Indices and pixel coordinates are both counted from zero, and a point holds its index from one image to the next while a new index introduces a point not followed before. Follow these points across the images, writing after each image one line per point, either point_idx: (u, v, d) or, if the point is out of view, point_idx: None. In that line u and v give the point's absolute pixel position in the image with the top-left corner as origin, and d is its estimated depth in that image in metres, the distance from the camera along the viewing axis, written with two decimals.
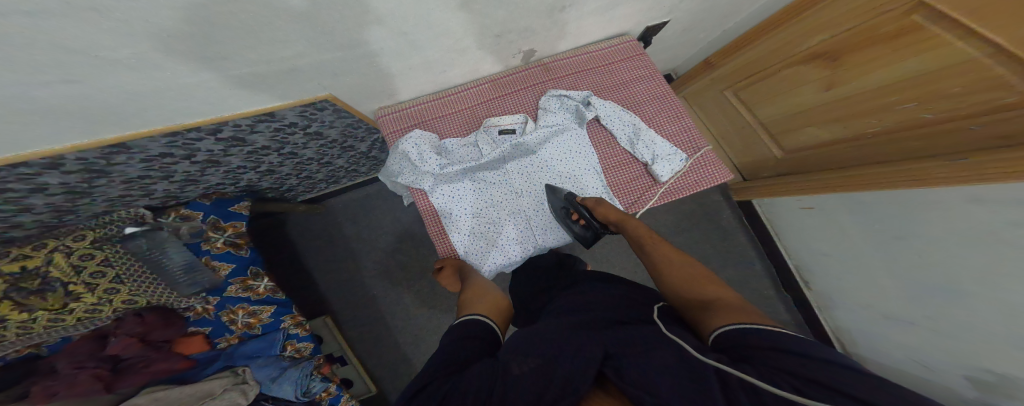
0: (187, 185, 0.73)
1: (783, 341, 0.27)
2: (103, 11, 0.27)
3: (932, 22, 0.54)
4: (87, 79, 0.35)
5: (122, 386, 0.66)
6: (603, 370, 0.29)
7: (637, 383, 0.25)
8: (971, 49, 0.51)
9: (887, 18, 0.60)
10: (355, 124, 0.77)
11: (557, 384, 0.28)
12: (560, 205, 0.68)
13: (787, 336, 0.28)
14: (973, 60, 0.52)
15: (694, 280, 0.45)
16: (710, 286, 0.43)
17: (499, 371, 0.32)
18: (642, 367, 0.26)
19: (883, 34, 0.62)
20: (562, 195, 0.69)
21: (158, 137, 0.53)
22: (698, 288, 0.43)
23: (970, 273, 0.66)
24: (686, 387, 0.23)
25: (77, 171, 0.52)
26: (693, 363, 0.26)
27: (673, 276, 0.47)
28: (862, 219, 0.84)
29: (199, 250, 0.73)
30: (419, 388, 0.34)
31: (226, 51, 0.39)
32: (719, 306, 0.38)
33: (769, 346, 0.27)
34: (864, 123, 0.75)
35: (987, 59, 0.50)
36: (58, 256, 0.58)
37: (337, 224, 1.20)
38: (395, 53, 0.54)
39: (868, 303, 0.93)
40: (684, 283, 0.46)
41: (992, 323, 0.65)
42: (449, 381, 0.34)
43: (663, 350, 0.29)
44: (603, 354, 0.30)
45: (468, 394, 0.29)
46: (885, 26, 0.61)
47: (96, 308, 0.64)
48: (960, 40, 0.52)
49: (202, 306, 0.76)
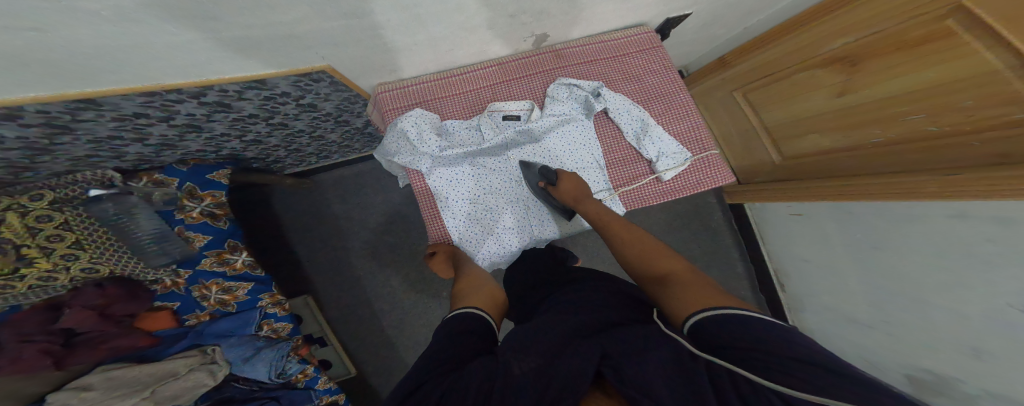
0: (162, 150, 0.68)
1: (760, 335, 0.26)
2: None
3: (961, 27, 0.54)
4: (61, 30, 0.31)
5: (73, 362, 0.60)
6: (601, 369, 0.28)
7: (635, 384, 0.24)
8: (994, 60, 0.52)
9: (916, 22, 0.61)
10: (352, 99, 0.74)
11: (554, 385, 0.27)
12: (536, 180, 0.69)
13: (757, 326, 0.28)
14: (997, 72, 0.52)
15: (651, 253, 0.50)
16: (665, 258, 0.47)
17: (497, 371, 0.31)
18: (638, 369, 0.25)
19: (909, 39, 0.63)
20: (536, 170, 0.69)
21: (134, 96, 0.48)
22: (654, 260, 0.48)
23: (934, 288, 0.72)
24: (684, 392, 0.23)
25: (39, 125, 0.46)
26: (685, 362, 0.26)
27: (636, 256, 0.51)
28: (848, 228, 0.89)
29: (172, 218, 0.69)
30: (414, 387, 0.33)
31: (223, 11, 0.37)
32: (676, 280, 0.41)
33: (747, 346, 0.26)
34: (869, 133, 0.78)
35: (1008, 71, 0.51)
36: (10, 215, 0.52)
37: (324, 201, 1.15)
38: (402, 25, 0.51)
39: (836, 311, 0.99)
40: (642, 256, 0.50)
41: (949, 335, 0.71)
42: (448, 378, 0.33)
43: (658, 350, 0.28)
44: (600, 354, 0.29)
45: (466, 393, 0.29)
46: (913, 31, 0.62)
47: (52, 276, 0.57)
48: (986, 47, 0.52)
49: (171, 280, 0.70)
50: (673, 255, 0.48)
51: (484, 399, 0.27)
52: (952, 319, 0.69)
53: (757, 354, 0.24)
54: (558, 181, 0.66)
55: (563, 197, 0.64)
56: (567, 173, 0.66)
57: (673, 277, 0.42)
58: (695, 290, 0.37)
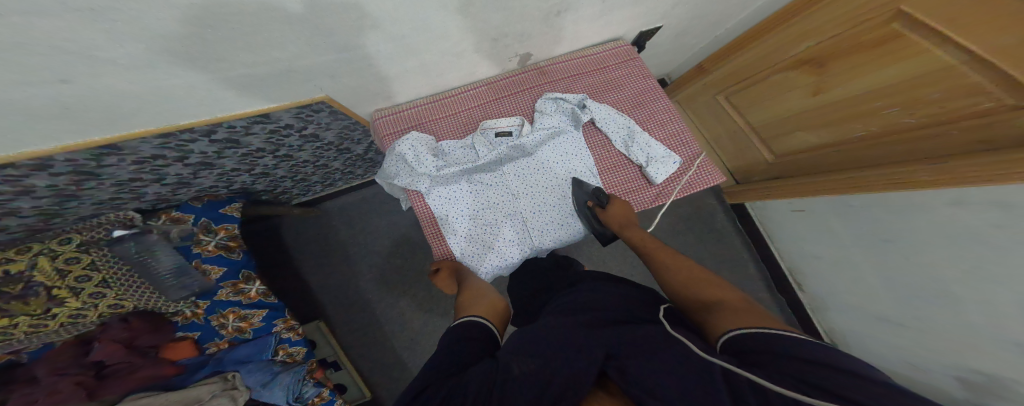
0: (178, 188, 0.73)
1: (789, 343, 0.27)
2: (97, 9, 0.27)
3: (910, 31, 0.57)
4: (79, 79, 0.35)
5: (107, 392, 0.62)
6: (605, 369, 0.28)
7: (642, 384, 0.24)
8: (945, 57, 0.54)
9: (869, 25, 0.63)
10: (351, 127, 0.77)
11: (555, 385, 0.27)
12: (584, 200, 0.70)
13: (789, 336, 0.28)
14: (952, 67, 0.54)
15: (695, 281, 0.49)
16: (711, 286, 0.46)
17: (497, 372, 0.31)
18: (645, 369, 0.26)
19: (865, 41, 0.65)
20: (588, 189, 0.70)
21: (151, 139, 0.52)
22: (697, 287, 0.47)
23: (952, 273, 0.69)
24: (693, 389, 0.23)
25: (67, 173, 0.51)
26: (701, 362, 0.26)
27: (679, 281, 0.51)
28: (851, 222, 0.86)
29: (190, 253, 0.72)
30: (417, 391, 0.33)
31: (224, 52, 0.40)
32: (712, 304, 0.41)
33: (778, 351, 0.26)
34: (851, 128, 0.77)
35: (964, 66, 0.53)
36: (41, 259, 0.57)
37: (332, 227, 1.19)
38: (391, 56, 0.54)
39: (858, 304, 0.95)
40: (686, 282, 0.49)
41: (979, 322, 0.67)
42: (449, 382, 0.33)
43: (664, 352, 0.28)
44: (604, 354, 0.30)
45: (466, 395, 0.29)
46: (868, 33, 0.64)
47: (81, 313, 0.61)
48: (940, 49, 0.54)
49: (191, 310, 0.74)
50: (722, 285, 0.46)
51: (484, 400, 0.28)
52: (980, 305, 0.66)
53: (791, 362, 0.25)
54: (609, 205, 0.69)
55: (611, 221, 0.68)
56: (618, 199, 0.69)
57: (711, 301, 0.42)
58: (731, 310, 0.37)
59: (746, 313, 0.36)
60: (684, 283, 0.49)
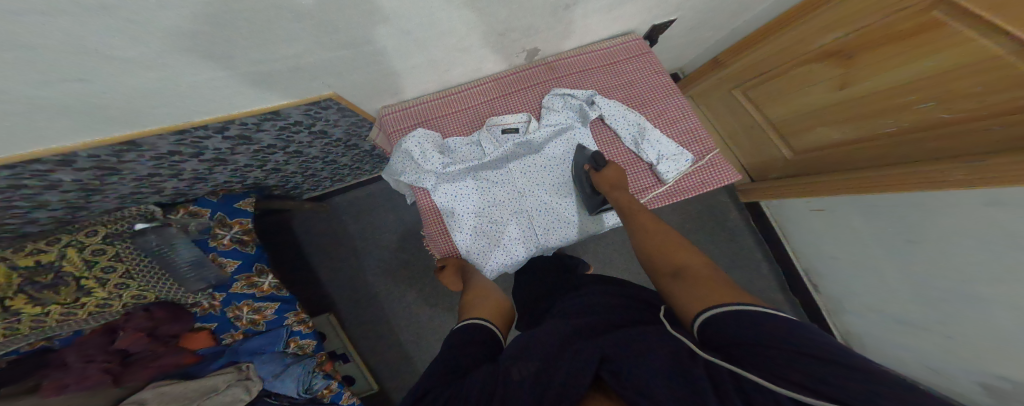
0: (195, 184, 0.75)
1: (765, 328, 0.25)
2: (110, 9, 0.27)
3: (951, 18, 0.53)
4: (97, 77, 0.36)
5: (129, 379, 0.65)
6: (599, 372, 0.27)
7: (634, 385, 0.23)
8: (990, 45, 0.51)
9: (906, 14, 0.59)
10: (359, 123, 0.78)
11: (554, 387, 0.27)
12: (583, 164, 0.69)
13: (764, 318, 0.26)
14: (998, 58, 0.50)
15: (666, 247, 0.47)
16: (686, 254, 0.44)
17: (497, 375, 0.31)
18: (637, 366, 0.25)
19: (899, 31, 0.61)
20: (588, 153, 0.68)
21: (167, 136, 0.54)
22: (669, 254, 0.45)
23: (981, 277, 0.65)
24: (682, 388, 0.22)
25: (90, 168, 0.53)
26: (685, 363, 0.25)
27: (655, 249, 0.48)
28: (876, 221, 0.82)
29: (206, 246, 0.75)
30: (422, 392, 0.33)
31: (234, 50, 0.40)
32: (686, 273, 0.39)
33: (754, 339, 0.24)
34: (880, 123, 0.73)
35: (1011, 57, 0.49)
36: (70, 250, 0.61)
37: (341, 222, 1.21)
38: (398, 52, 0.54)
39: (878, 307, 0.91)
40: (660, 249, 0.48)
41: (1010, 330, 0.63)
42: (450, 387, 0.32)
43: (658, 351, 0.27)
44: (599, 357, 0.29)
45: (467, 397, 0.29)
46: (904, 22, 0.60)
47: (107, 303, 0.64)
48: (984, 37, 0.51)
49: (208, 302, 0.75)
50: (693, 250, 0.45)
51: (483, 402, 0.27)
52: (1010, 312, 0.62)
53: (771, 351, 0.22)
54: (605, 168, 0.65)
55: (602, 182, 0.64)
56: (614, 164, 0.66)
57: (686, 271, 0.40)
58: (707, 282, 0.36)
59: (720, 286, 0.34)
60: (659, 253, 0.47)
